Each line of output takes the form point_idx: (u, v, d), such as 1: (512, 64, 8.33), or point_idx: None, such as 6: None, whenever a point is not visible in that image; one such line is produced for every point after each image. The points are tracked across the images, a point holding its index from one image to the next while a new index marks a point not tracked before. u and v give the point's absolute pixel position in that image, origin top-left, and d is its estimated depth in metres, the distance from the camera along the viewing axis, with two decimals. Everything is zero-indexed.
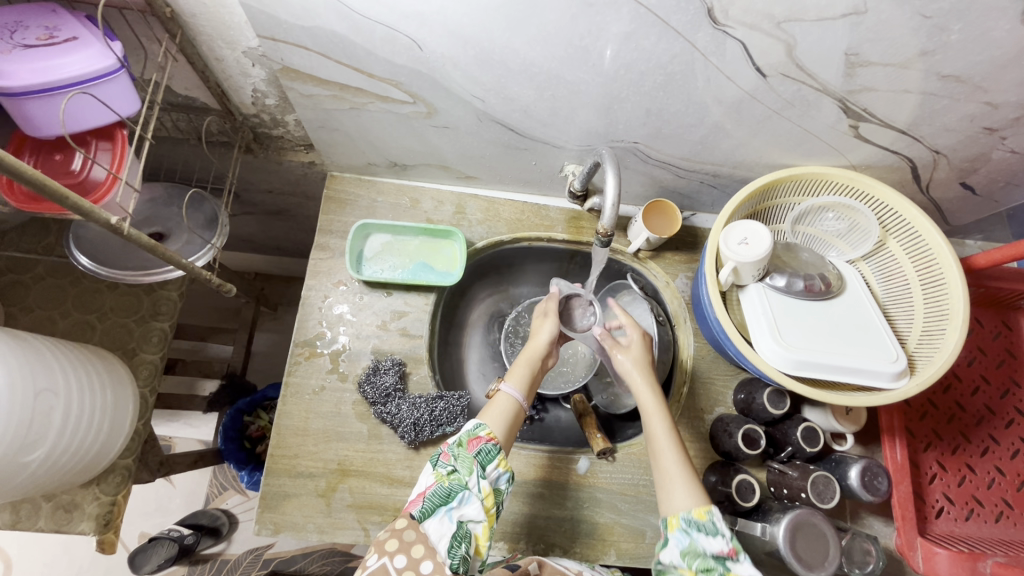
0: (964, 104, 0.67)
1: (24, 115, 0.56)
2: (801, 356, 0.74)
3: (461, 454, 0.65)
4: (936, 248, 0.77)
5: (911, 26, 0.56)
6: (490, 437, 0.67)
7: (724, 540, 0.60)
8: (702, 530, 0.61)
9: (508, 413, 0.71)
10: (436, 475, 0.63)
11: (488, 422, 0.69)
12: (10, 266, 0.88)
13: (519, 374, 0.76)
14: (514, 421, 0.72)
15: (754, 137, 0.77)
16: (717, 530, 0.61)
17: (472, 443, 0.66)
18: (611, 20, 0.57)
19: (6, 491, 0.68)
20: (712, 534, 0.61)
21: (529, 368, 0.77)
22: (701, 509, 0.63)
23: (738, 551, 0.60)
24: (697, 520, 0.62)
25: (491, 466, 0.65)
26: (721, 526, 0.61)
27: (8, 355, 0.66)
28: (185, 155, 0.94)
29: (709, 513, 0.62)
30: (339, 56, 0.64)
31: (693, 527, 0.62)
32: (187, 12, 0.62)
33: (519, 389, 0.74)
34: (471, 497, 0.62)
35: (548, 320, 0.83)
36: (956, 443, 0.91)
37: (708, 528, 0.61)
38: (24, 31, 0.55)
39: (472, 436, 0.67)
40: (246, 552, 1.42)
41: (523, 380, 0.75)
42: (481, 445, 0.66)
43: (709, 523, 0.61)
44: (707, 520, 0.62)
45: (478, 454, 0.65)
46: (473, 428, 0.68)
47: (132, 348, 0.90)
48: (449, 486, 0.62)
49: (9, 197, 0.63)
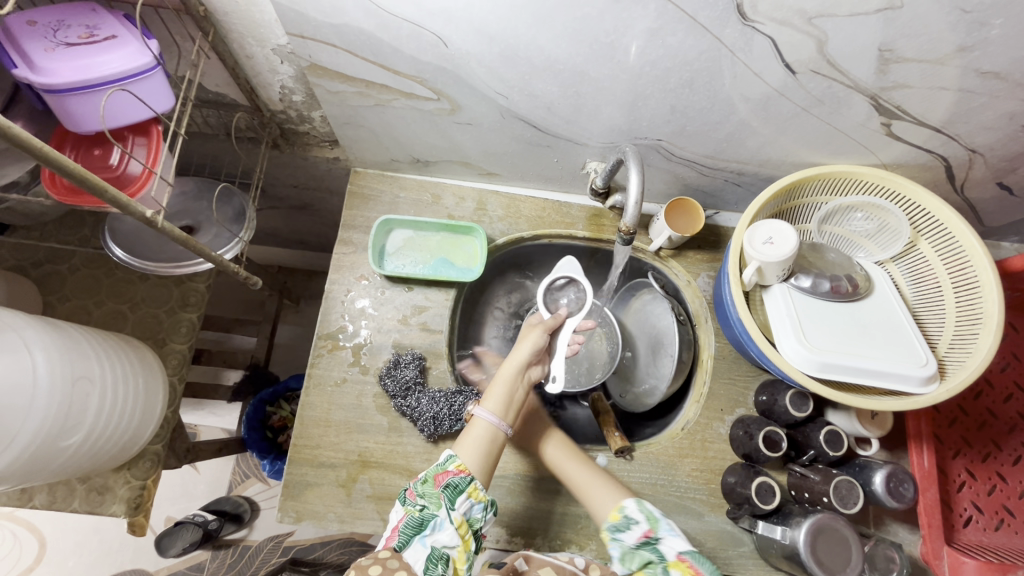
0: (1003, 101, 0.65)
1: (65, 112, 0.58)
2: (826, 358, 0.72)
3: (428, 490, 0.66)
4: (970, 249, 0.75)
5: (950, 21, 0.54)
6: (460, 470, 0.67)
7: (640, 526, 0.69)
8: (621, 529, 0.70)
9: (482, 441, 0.72)
10: (407, 509, 0.65)
11: (461, 454, 0.70)
12: (48, 256, 0.91)
13: (495, 397, 0.75)
14: (490, 447, 0.72)
15: (782, 135, 0.75)
16: (630, 521, 0.70)
17: (440, 478, 0.67)
18: (637, 17, 0.56)
19: (45, 473, 0.71)
20: (630, 527, 0.70)
21: (506, 389, 0.76)
22: (613, 510, 0.72)
23: (656, 529, 0.69)
24: (614, 522, 0.71)
25: (460, 497, 0.65)
26: (635, 515, 0.71)
27: (46, 345, 0.68)
28: (215, 150, 0.96)
29: (621, 511, 0.72)
30: (367, 54, 0.64)
31: (615, 532, 0.71)
32: (220, 10, 0.64)
33: (495, 413, 0.74)
34: (444, 521, 0.63)
35: (536, 331, 0.82)
36: (987, 451, 0.89)
37: (623, 524, 0.70)
38: (66, 30, 0.57)
39: (440, 471, 0.68)
40: (267, 539, 1.45)
41: (500, 401, 0.75)
42: (451, 478, 0.67)
43: (623, 520, 0.70)
44: (621, 517, 0.71)
45: (446, 488, 0.66)
46: (444, 461, 0.69)
47: (161, 337, 0.93)
48: (420, 515, 0.63)
49: (52, 191, 0.65)
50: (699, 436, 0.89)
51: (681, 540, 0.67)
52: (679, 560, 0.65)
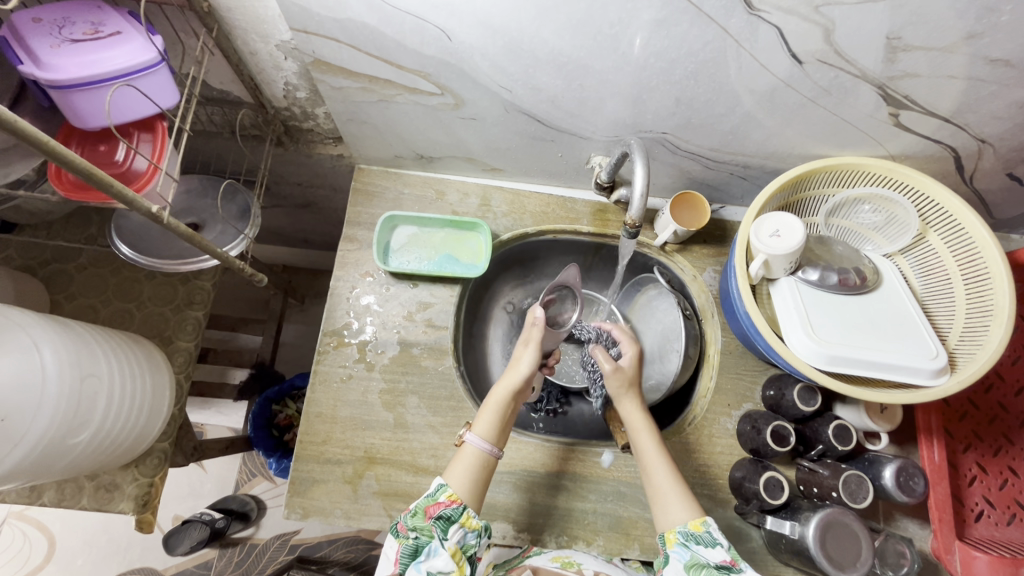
0: (1012, 90, 0.64)
1: (71, 109, 0.58)
2: (834, 351, 0.72)
3: (419, 523, 0.67)
4: (980, 240, 0.74)
5: (958, 8, 0.53)
6: (451, 500, 0.67)
7: (726, 550, 0.64)
8: (701, 541, 0.65)
9: (470, 467, 0.71)
10: (400, 540, 0.67)
11: (450, 482, 0.70)
12: (55, 255, 0.92)
13: (485, 422, 0.74)
14: (481, 473, 0.72)
15: (788, 127, 0.75)
16: (715, 541, 0.65)
17: (431, 510, 0.67)
18: (642, 7, 0.56)
19: (54, 471, 0.71)
20: (712, 545, 0.65)
21: (498, 412, 0.75)
22: (696, 521, 0.68)
23: (739, 560, 0.64)
24: (695, 533, 0.66)
25: (453, 526, 0.66)
26: (720, 536, 0.66)
27: (55, 344, 0.69)
28: (219, 148, 0.96)
29: (705, 525, 0.67)
30: (370, 48, 0.64)
31: (691, 541, 0.66)
32: (223, 6, 0.64)
33: (486, 439, 0.73)
34: (438, 546, 0.64)
35: (529, 350, 0.78)
36: (998, 445, 0.88)
37: (706, 539, 0.66)
38: (72, 27, 0.57)
39: (431, 502, 0.68)
40: (274, 537, 1.46)
41: (489, 427, 0.74)
42: (442, 510, 0.67)
43: (707, 535, 0.66)
44: (703, 531, 0.66)
45: (437, 519, 0.66)
46: (435, 492, 0.68)
47: (168, 335, 0.93)
48: (414, 543, 0.65)
49: (58, 187, 0.65)
50: (706, 432, 0.89)
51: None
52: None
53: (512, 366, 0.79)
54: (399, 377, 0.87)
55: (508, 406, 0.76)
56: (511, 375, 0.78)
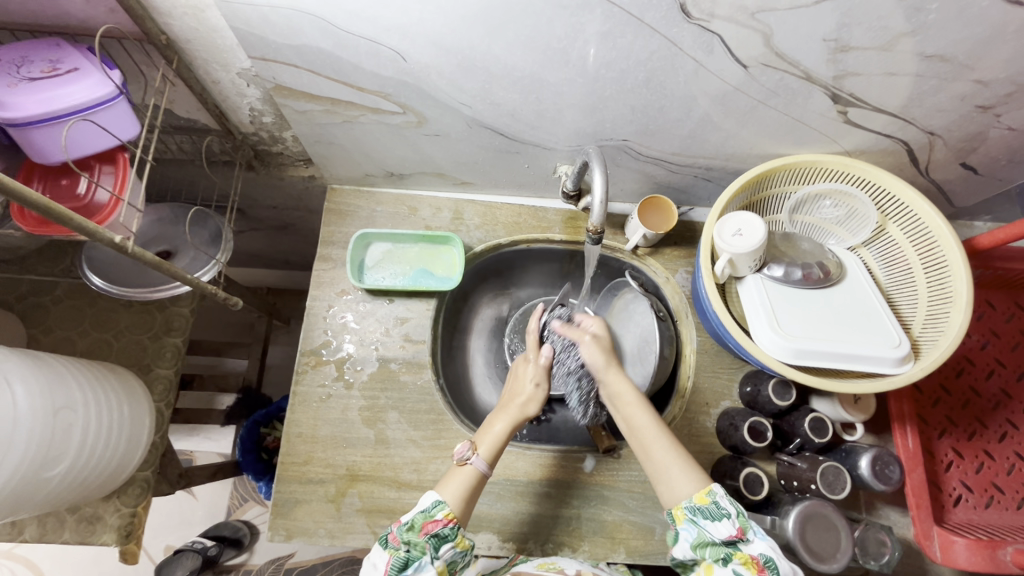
0: (953, 83, 0.66)
1: (31, 145, 0.59)
2: (800, 345, 0.73)
3: (414, 538, 0.66)
4: (936, 229, 0.77)
5: (887, 10, 0.56)
6: (449, 520, 0.68)
7: (731, 522, 0.64)
8: (707, 516, 0.65)
9: (465, 485, 0.72)
10: (390, 552, 0.66)
11: (448, 499, 0.70)
12: (31, 289, 0.92)
13: (488, 443, 0.75)
14: (474, 494, 0.72)
15: (744, 128, 0.77)
16: (721, 513, 0.65)
17: (427, 527, 0.67)
18: (586, 21, 0.58)
19: (30, 505, 0.71)
20: (718, 518, 0.65)
21: (503, 435, 0.77)
22: (702, 493, 0.67)
23: (746, 529, 0.64)
24: (701, 506, 0.66)
25: (446, 545, 0.67)
26: (726, 506, 0.65)
27: (27, 377, 0.69)
28: (191, 175, 0.98)
29: (710, 496, 0.66)
30: (328, 72, 0.66)
31: (698, 515, 0.66)
32: (182, 38, 0.66)
33: (486, 461, 0.74)
34: (427, 564, 0.65)
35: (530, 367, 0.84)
36: (972, 429, 0.89)
37: (712, 512, 0.65)
38: (30, 65, 0.59)
39: (428, 519, 0.68)
40: (267, 563, 1.44)
41: (491, 449, 0.75)
42: (439, 528, 0.67)
43: (713, 508, 0.65)
44: (710, 504, 0.66)
45: (432, 536, 0.67)
46: (431, 509, 0.68)
47: (147, 363, 0.93)
48: (404, 556, 0.65)
49: (21, 222, 0.66)
50: (686, 432, 0.89)
51: (771, 547, 0.63)
52: (756, 563, 0.62)
53: (513, 393, 0.82)
54: (378, 394, 0.88)
55: (513, 429, 0.78)
56: (512, 401, 0.81)
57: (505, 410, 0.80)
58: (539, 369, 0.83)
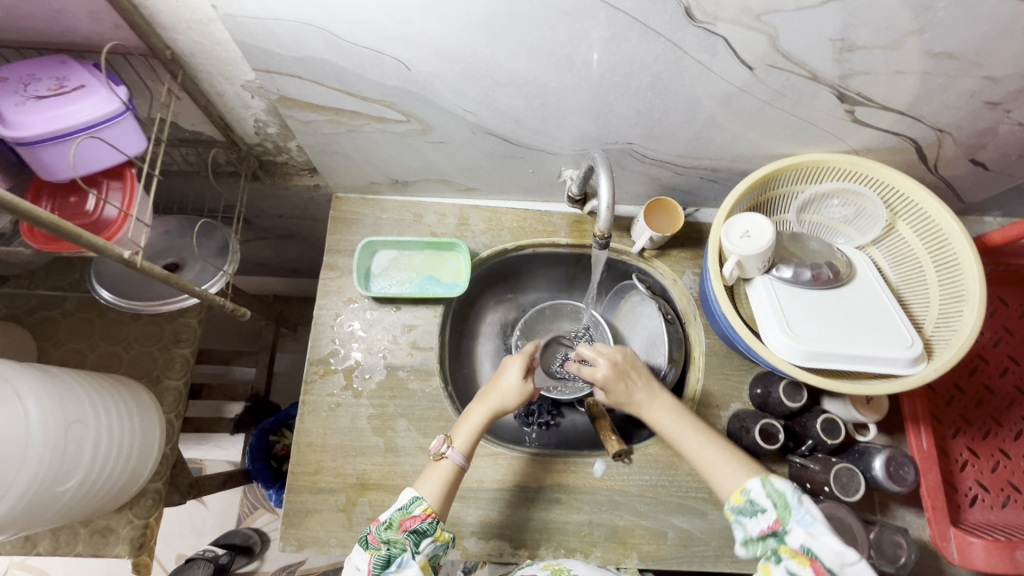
0: (961, 80, 0.65)
1: (39, 162, 0.60)
2: (811, 346, 0.72)
3: (392, 535, 0.66)
4: (947, 227, 0.76)
5: (894, 9, 0.55)
6: (428, 514, 0.67)
7: (767, 515, 0.62)
8: (746, 514, 0.64)
9: (440, 479, 0.72)
10: (371, 551, 0.65)
11: (425, 494, 0.70)
12: (41, 303, 0.93)
13: (462, 436, 0.75)
14: (452, 485, 0.72)
15: (750, 129, 0.76)
16: (757, 508, 0.63)
17: (405, 523, 0.66)
18: (590, 27, 0.57)
19: (43, 519, 0.71)
20: (755, 514, 0.63)
21: (480, 425, 0.76)
22: (737, 492, 0.66)
23: (784, 519, 0.61)
24: (739, 504, 0.65)
25: (427, 539, 0.66)
26: (760, 500, 0.63)
27: (40, 391, 0.70)
28: (197, 187, 0.98)
29: (745, 494, 0.65)
30: (332, 83, 0.66)
31: (739, 514, 0.65)
32: (186, 52, 0.66)
33: (462, 452, 0.73)
34: (409, 559, 0.63)
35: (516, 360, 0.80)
36: (987, 428, 0.89)
37: (748, 509, 0.64)
38: (37, 83, 0.59)
39: (406, 515, 0.67)
40: (279, 569, 1.44)
41: (466, 441, 0.74)
42: (418, 524, 0.66)
43: (748, 505, 0.64)
44: (745, 502, 0.64)
45: (412, 532, 0.66)
46: (409, 505, 0.68)
47: (157, 375, 0.93)
48: (386, 553, 0.64)
49: (30, 241, 0.67)
50: None
51: (812, 535, 0.59)
52: (801, 556, 0.59)
53: (494, 382, 0.79)
54: (387, 402, 0.88)
55: (491, 419, 0.76)
56: (493, 390, 0.78)
57: (482, 399, 0.77)
58: (522, 358, 0.79)
